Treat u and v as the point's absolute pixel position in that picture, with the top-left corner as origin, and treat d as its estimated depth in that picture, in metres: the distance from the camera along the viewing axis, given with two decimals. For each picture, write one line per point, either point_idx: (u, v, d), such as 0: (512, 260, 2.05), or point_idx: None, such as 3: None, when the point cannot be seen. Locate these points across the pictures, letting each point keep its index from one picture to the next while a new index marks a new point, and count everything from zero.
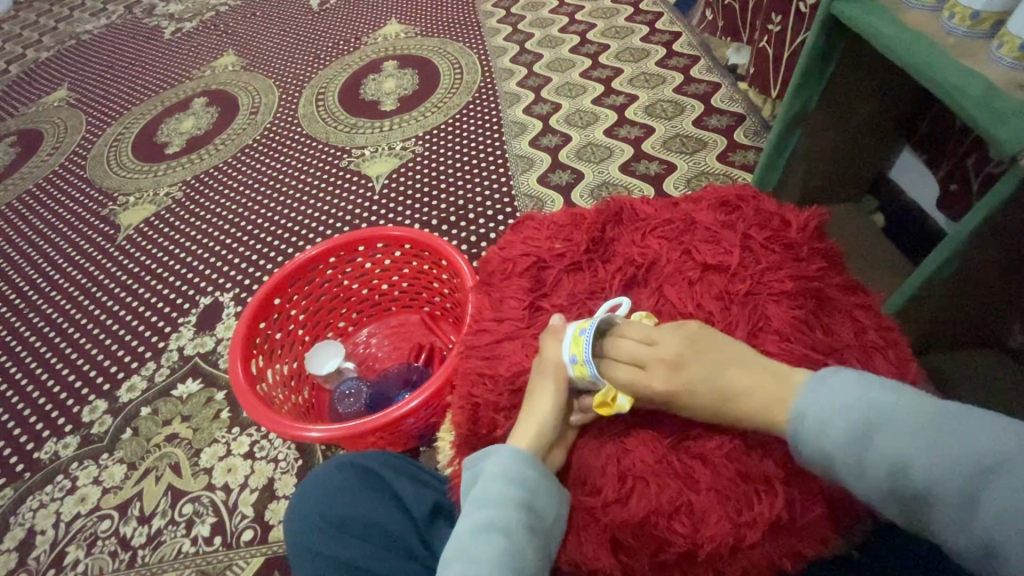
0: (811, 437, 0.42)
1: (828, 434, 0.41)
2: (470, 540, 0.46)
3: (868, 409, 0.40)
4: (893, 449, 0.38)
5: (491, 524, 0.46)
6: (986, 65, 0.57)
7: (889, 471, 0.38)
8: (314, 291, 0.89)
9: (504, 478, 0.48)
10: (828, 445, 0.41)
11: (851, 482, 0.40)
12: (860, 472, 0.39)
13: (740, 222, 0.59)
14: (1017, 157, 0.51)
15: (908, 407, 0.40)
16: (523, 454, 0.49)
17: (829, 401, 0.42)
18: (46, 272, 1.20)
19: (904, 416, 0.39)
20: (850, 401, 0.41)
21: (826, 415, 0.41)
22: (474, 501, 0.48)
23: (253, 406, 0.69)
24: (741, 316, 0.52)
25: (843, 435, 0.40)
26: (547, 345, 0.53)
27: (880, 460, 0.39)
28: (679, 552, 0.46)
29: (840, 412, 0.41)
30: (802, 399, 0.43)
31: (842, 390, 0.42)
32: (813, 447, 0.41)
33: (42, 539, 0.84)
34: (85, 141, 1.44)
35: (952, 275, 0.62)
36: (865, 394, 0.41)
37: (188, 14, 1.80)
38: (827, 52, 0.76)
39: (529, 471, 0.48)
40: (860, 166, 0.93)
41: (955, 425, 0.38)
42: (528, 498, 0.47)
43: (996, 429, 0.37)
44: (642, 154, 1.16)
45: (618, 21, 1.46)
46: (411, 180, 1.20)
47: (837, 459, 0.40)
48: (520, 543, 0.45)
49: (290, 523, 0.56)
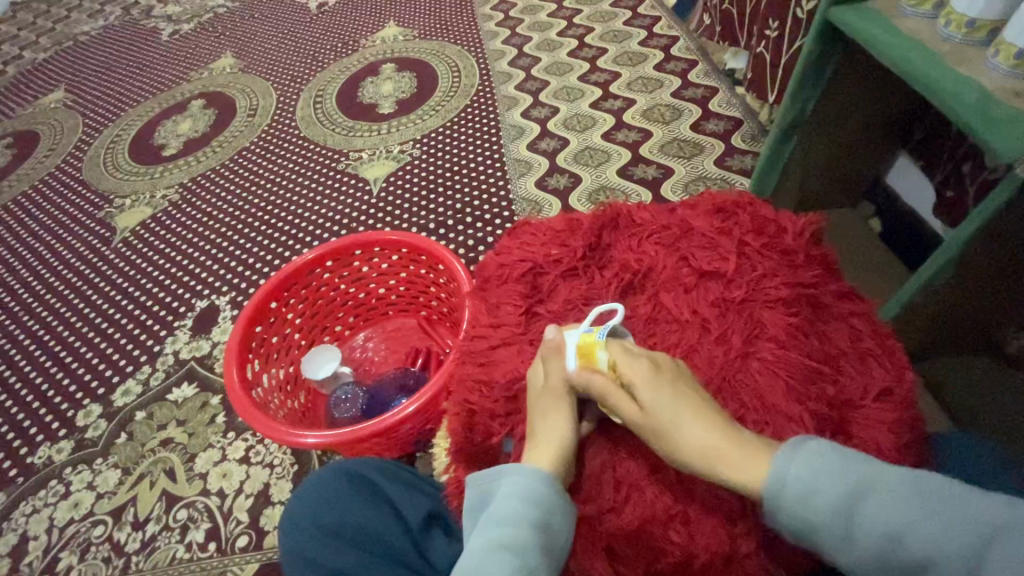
0: (796, 504, 0.41)
1: (816, 503, 0.41)
2: (481, 559, 0.45)
3: (855, 477, 0.41)
4: (884, 519, 0.40)
5: (505, 543, 0.45)
6: (983, 72, 0.57)
7: (881, 543, 0.39)
8: (311, 295, 0.89)
9: (520, 496, 0.47)
10: (815, 514, 0.41)
11: (838, 551, 0.41)
12: (849, 544, 0.40)
13: (736, 228, 0.59)
14: (1012, 165, 0.51)
15: (892, 474, 0.41)
16: (541, 474, 0.47)
17: (812, 464, 0.42)
18: (41, 274, 1.19)
19: (891, 486, 0.41)
20: (835, 466, 0.42)
21: (812, 481, 0.42)
22: (488, 519, 0.47)
23: (248, 411, 0.69)
24: (737, 323, 0.52)
25: (831, 505, 0.41)
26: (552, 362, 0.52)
27: (872, 532, 0.40)
28: (673, 561, 0.46)
29: (827, 478, 0.42)
30: (779, 462, 0.43)
31: (824, 453, 0.43)
32: (799, 516, 0.41)
33: (36, 544, 0.84)
34: (82, 143, 1.44)
35: (948, 282, 0.62)
36: (846, 463, 0.42)
37: (186, 16, 1.80)
38: (825, 59, 0.76)
39: (545, 490, 0.46)
40: (858, 172, 0.93)
41: (940, 493, 0.39)
42: (544, 516, 0.46)
43: (983, 502, 0.39)
44: (639, 158, 1.16)
45: (616, 24, 1.47)
46: (408, 183, 1.20)
47: (824, 529, 0.41)
48: (534, 564, 0.44)
49: (285, 527, 0.56)
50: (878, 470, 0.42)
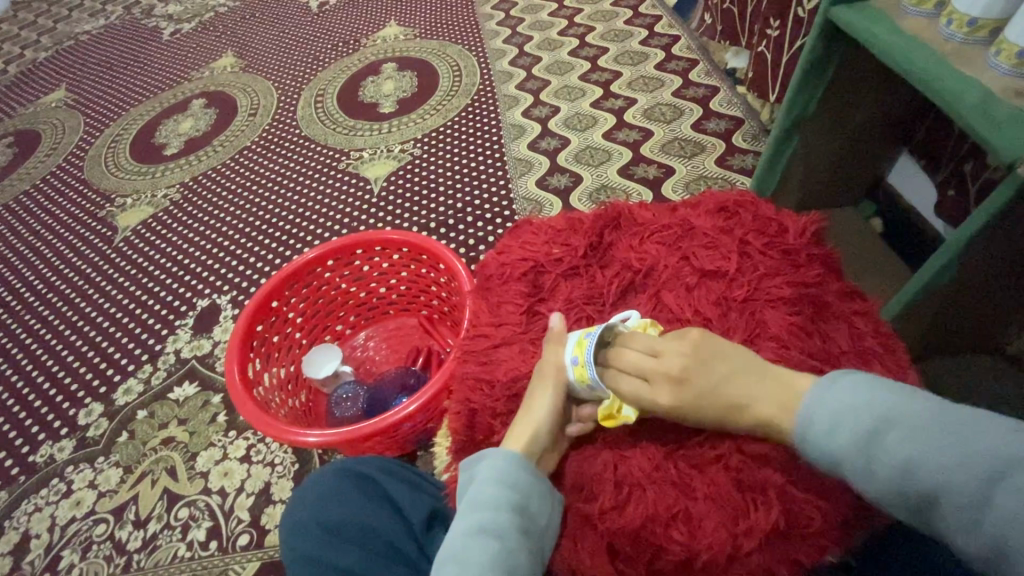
0: (819, 437, 0.42)
1: (837, 435, 0.41)
2: (460, 542, 0.45)
3: (879, 410, 0.40)
4: (901, 449, 0.38)
5: (483, 527, 0.46)
6: (983, 72, 0.57)
7: (896, 474, 0.38)
8: (312, 294, 0.89)
9: (495, 480, 0.48)
10: (834, 446, 0.41)
11: (859, 482, 0.40)
12: (869, 476, 0.39)
13: (738, 227, 0.59)
14: (1014, 164, 0.51)
15: (921, 407, 0.40)
16: (519, 459, 0.49)
17: (836, 400, 0.42)
18: (42, 273, 1.19)
19: (912, 419, 0.39)
20: (862, 401, 0.41)
21: (835, 415, 0.41)
22: (465, 503, 0.48)
23: (249, 410, 0.69)
24: (739, 322, 0.52)
25: (850, 440, 0.40)
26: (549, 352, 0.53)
27: (887, 463, 0.38)
28: (675, 560, 0.45)
29: (849, 411, 0.41)
30: (808, 407, 0.43)
31: (853, 390, 0.42)
32: (822, 449, 0.41)
33: (38, 542, 0.84)
34: (83, 142, 1.44)
35: (950, 282, 0.62)
36: (869, 398, 0.41)
37: (187, 16, 1.80)
38: (826, 58, 0.76)
39: (521, 474, 0.48)
40: (859, 170, 0.93)
41: (968, 426, 0.37)
42: (521, 499, 0.47)
43: (1007, 433, 0.36)
44: (640, 157, 1.16)
45: (617, 23, 1.47)
46: (409, 182, 1.20)
47: (844, 461, 0.40)
48: (512, 546, 0.45)
49: (288, 528, 0.56)
50: (906, 402, 0.40)
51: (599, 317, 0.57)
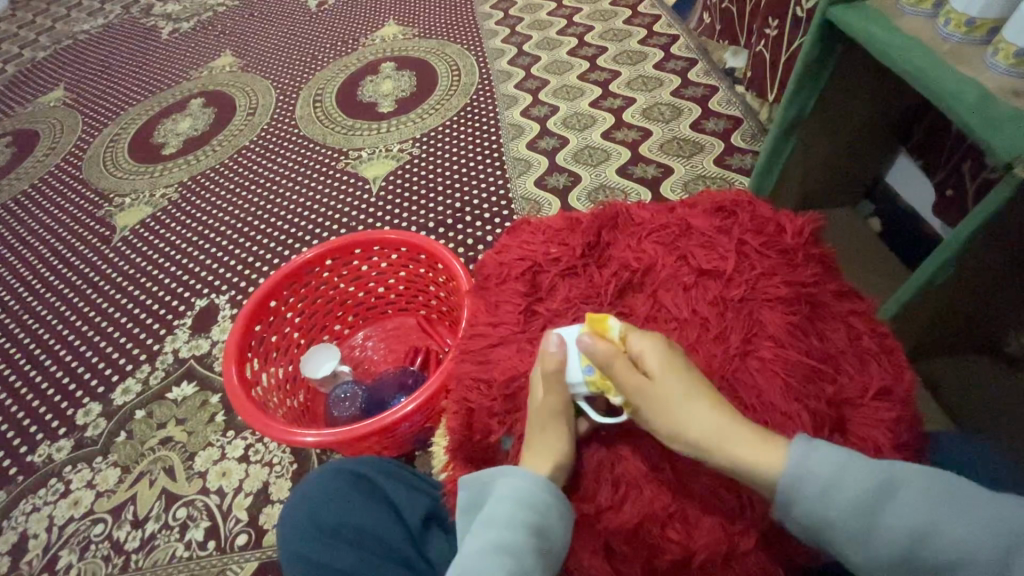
0: (816, 498, 0.41)
1: (839, 498, 0.41)
2: (478, 560, 0.45)
3: (878, 474, 0.41)
4: (909, 515, 0.40)
5: (501, 546, 0.45)
6: (981, 72, 0.57)
7: (902, 543, 0.40)
8: (310, 294, 0.89)
9: (516, 500, 0.47)
10: (836, 509, 0.41)
11: (856, 550, 0.41)
12: (871, 540, 0.40)
13: (736, 227, 0.59)
14: (1011, 164, 0.51)
15: (912, 471, 0.42)
16: (540, 480, 0.47)
17: (827, 464, 0.42)
18: (40, 273, 1.19)
19: (909, 487, 0.41)
20: (858, 463, 0.42)
21: (835, 477, 0.41)
22: (486, 521, 0.48)
23: (246, 410, 0.69)
24: (735, 322, 0.52)
25: (850, 507, 0.41)
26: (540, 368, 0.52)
27: (895, 531, 0.40)
28: (670, 560, 0.46)
29: (849, 472, 0.42)
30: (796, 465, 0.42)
31: (838, 454, 0.42)
32: (818, 511, 0.41)
33: (36, 542, 0.84)
34: (81, 141, 1.44)
35: (948, 281, 0.62)
36: (860, 464, 0.42)
37: (186, 15, 1.79)
38: (824, 58, 0.76)
39: (542, 494, 0.46)
40: (858, 170, 0.93)
41: (967, 493, 0.40)
42: (540, 518, 0.46)
43: (999, 503, 0.39)
44: (639, 157, 1.16)
45: (616, 23, 1.47)
46: (407, 182, 1.20)
47: (845, 524, 0.41)
48: (528, 564, 0.44)
49: (284, 519, 0.57)
50: (900, 465, 0.42)
51: (597, 316, 0.57)
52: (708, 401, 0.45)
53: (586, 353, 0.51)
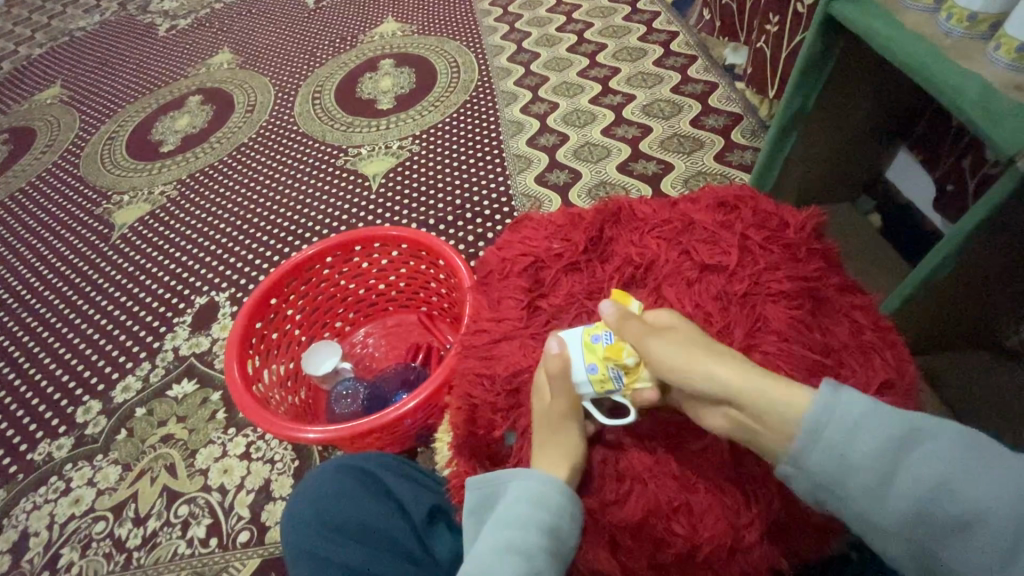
0: (834, 445, 0.40)
1: (859, 446, 0.40)
2: (488, 559, 0.44)
3: (903, 423, 0.40)
4: (930, 469, 0.38)
5: (513, 546, 0.44)
6: (983, 66, 0.57)
7: (922, 495, 0.38)
8: (311, 291, 0.89)
9: (529, 500, 0.47)
10: (854, 457, 0.40)
11: (871, 502, 0.39)
12: (886, 496, 0.39)
13: (739, 222, 0.59)
14: (1014, 158, 0.51)
15: (940, 426, 0.40)
16: (554, 479, 0.47)
17: (850, 410, 0.41)
18: (39, 271, 1.19)
19: (933, 441, 0.39)
20: (884, 413, 0.40)
21: (858, 424, 0.40)
22: (498, 523, 0.47)
23: (248, 406, 0.69)
24: (739, 316, 0.52)
25: (871, 454, 0.39)
26: (559, 383, 0.49)
27: (913, 481, 0.38)
28: (676, 554, 0.46)
29: (873, 420, 0.40)
30: (820, 405, 0.41)
31: (864, 402, 0.41)
32: (835, 460, 0.40)
33: (37, 540, 0.84)
34: (79, 139, 1.43)
35: (948, 276, 0.62)
36: (887, 415, 0.40)
37: (183, 12, 1.79)
38: (826, 53, 0.76)
39: (554, 494, 0.46)
40: (857, 166, 0.93)
41: (993, 451, 0.38)
42: (551, 518, 0.45)
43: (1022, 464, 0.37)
44: (639, 153, 1.16)
45: (615, 19, 1.46)
46: (408, 179, 1.19)
47: (861, 475, 0.39)
48: (541, 565, 0.43)
49: (286, 527, 0.56)
50: (930, 419, 0.40)
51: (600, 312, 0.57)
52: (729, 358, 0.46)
53: (588, 349, 0.49)
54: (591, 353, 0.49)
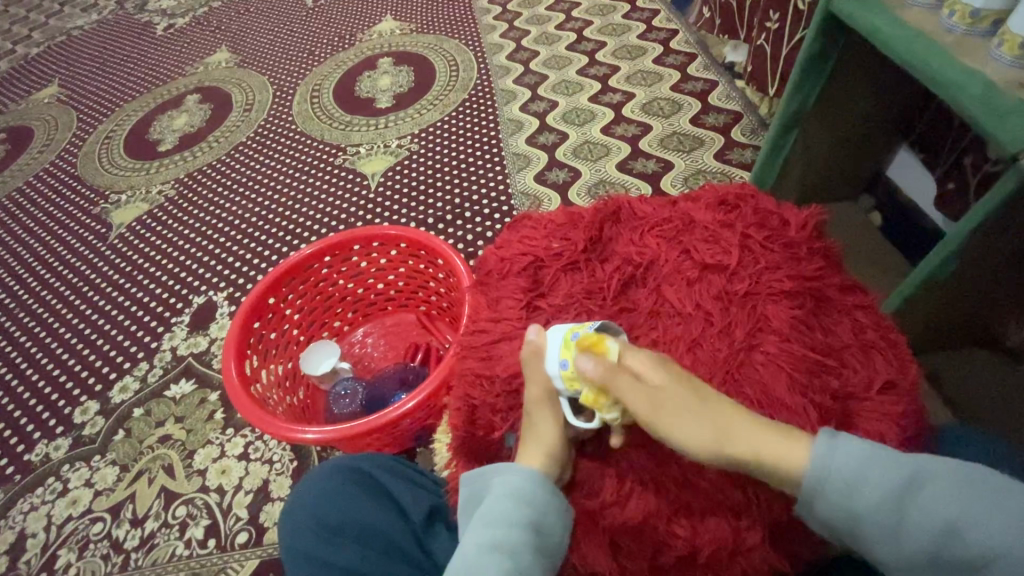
0: (841, 497, 0.41)
1: (865, 496, 0.40)
2: (472, 559, 0.45)
3: (904, 467, 0.40)
4: (937, 512, 0.39)
5: (497, 546, 0.45)
6: (986, 63, 0.57)
7: (933, 537, 0.39)
8: (310, 290, 0.88)
9: (513, 497, 0.47)
10: (861, 507, 0.40)
11: (884, 545, 0.40)
12: (898, 539, 0.40)
13: (739, 221, 0.59)
14: (1018, 156, 0.51)
15: (940, 465, 0.41)
16: (533, 476, 0.47)
17: (852, 456, 0.41)
18: (36, 271, 1.18)
19: (936, 480, 0.40)
20: (883, 458, 0.41)
21: (861, 474, 0.41)
22: (483, 518, 0.47)
23: (246, 407, 0.68)
24: (740, 316, 0.52)
25: (878, 500, 0.40)
26: (532, 366, 0.50)
27: (923, 524, 0.39)
28: (676, 556, 0.45)
29: (875, 468, 0.41)
30: (822, 456, 0.41)
31: (863, 446, 0.42)
32: (844, 511, 0.41)
33: (34, 541, 0.83)
34: (77, 138, 1.43)
35: (950, 275, 0.62)
36: (887, 458, 0.41)
37: (181, 10, 1.78)
38: (826, 51, 0.75)
39: (537, 490, 0.46)
40: (858, 164, 0.93)
41: (994, 484, 0.39)
42: (536, 518, 0.46)
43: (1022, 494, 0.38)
44: (639, 152, 1.16)
45: (615, 17, 1.46)
46: (406, 178, 1.19)
47: (872, 523, 0.40)
48: (526, 564, 0.44)
49: (284, 526, 0.55)
50: (930, 458, 0.41)
51: (600, 311, 0.56)
52: (722, 417, 0.44)
53: (566, 346, 0.49)
54: (568, 349, 0.49)
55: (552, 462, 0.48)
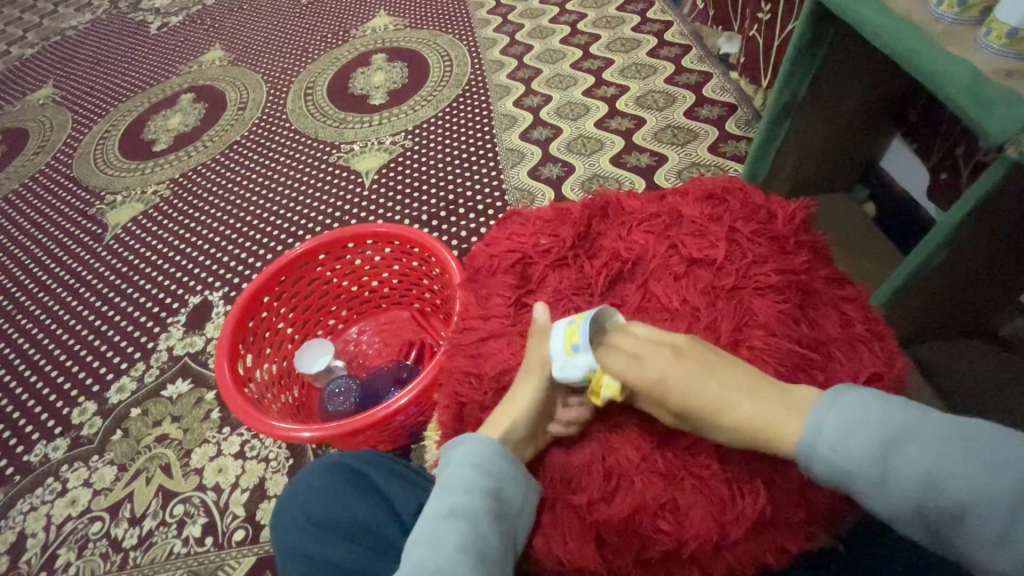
0: (827, 449, 0.39)
1: (848, 447, 0.38)
2: (431, 524, 0.46)
3: (893, 419, 0.38)
4: (921, 461, 0.36)
5: (456, 510, 0.46)
6: (973, 52, 0.56)
7: (918, 488, 0.36)
8: (303, 289, 0.88)
9: (472, 466, 0.49)
10: (845, 460, 0.38)
11: (873, 498, 0.38)
12: (883, 491, 0.37)
13: (727, 215, 0.59)
14: (1004, 146, 0.51)
15: (930, 417, 0.38)
16: (491, 442, 0.50)
17: (841, 411, 0.40)
18: (34, 273, 1.19)
19: (927, 432, 0.37)
20: (872, 409, 0.39)
21: (849, 425, 0.39)
22: (443, 486, 0.49)
23: (240, 406, 0.69)
24: (727, 311, 0.52)
25: (862, 451, 0.38)
26: (535, 343, 0.54)
27: (906, 476, 0.36)
28: (663, 550, 0.46)
29: (861, 421, 0.39)
30: (816, 414, 0.40)
31: (854, 402, 0.40)
32: (829, 465, 0.39)
33: (34, 541, 0.84)
34: (73, 140, 1.43)
35: (939, 267, 0.62)
36: (878, 410, 0.39)
37: (175, 8, 1.78)
38: (816, 42, 0.75)
39: (495, 457, 0.49)
40: (851, 155, 0.92)
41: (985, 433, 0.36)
42: (495, 485, 0.48)
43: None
44: (633, 146, 1.16)
45: (609, 10, 1.45)
46: (400, 174, 1.19)
47: (858, 476, 0.38)
48: (485, 529, 0.45)
49: (276, 525, 0.56)
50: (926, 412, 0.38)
51: (587, 308, 0.56)
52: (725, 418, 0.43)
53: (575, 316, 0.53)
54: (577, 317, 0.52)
55: (516, 431, 0.51)
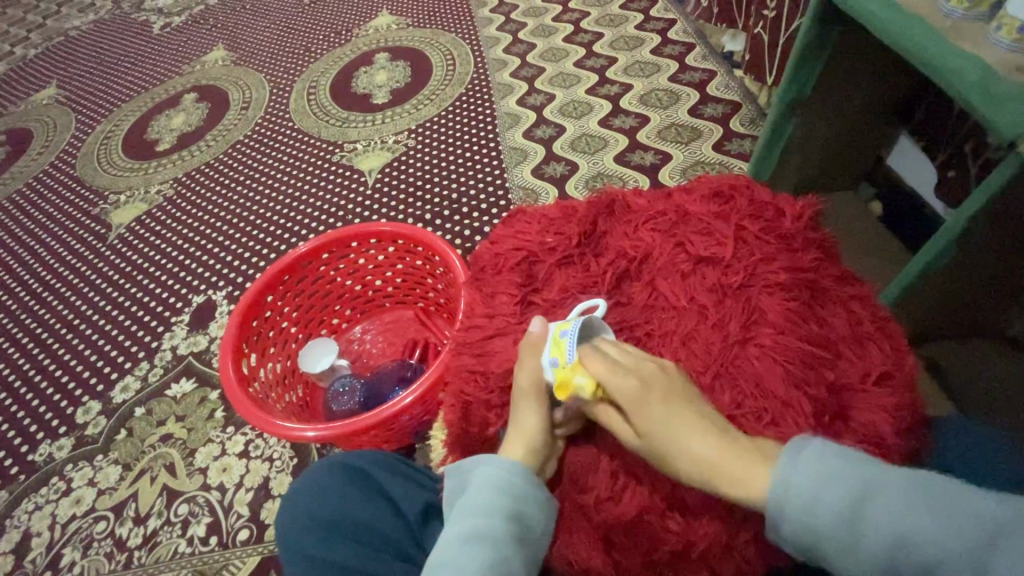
0: (799, 512, 0.40)
1: (822, 510, 0.39)
2: (454, 547, 0.47)
3: (860, 480, 0.39)
4: (892, 523, 0.38)
5: (480, 534, 0.46)
6: (984, 47, 0.56)
7: (890, 547, 0.38)
8: (306, 289, 0.88)
9: (495, 488, 0.49)
10: (820, 523, 0.39)
11: (842, 559, 0.39)
12: (853, 552, 0.39)
13: (734, 213, 0.58)
14: (1015, 143, 0.50)
15: (890, 473, 0.40)
16: (512, 465, 0.49)
17: (808, 469, 0.40)
18: (37, 272, 1.19)
19: (892, 491, 0.39)
20: (838, 468, 0.40)
21: (818, 485, 0.40)
22: (466, 509, 0.49)
23: (243, 405, 0.68)
24: (735, 309, 0.51)
25: (834, 514, 0.39)
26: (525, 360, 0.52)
27: (879, 535, 0.38)
28: (671, 550, 0.45)
29: (831, 481, 0.40)
30: (784, 471, 0.41)
31: (820, 460, 0.41)
32: (803, 528, 0.40)
33: (39, 541, 0.84)
34: (76, 140, 1.43)
35: (949, 264, 0.61)
36: (842, 468, 0.40)
37: (178, 9, 1.78)
38: (823, 39, 0.74)
39: (516, 479, 0.48)
40: (856, 153, 0.92)
41: (944, 491, 0.39)
42: (517, 506, 0.47)
43: (980, 499, 0.38)
44: (637, 144, 1.15)
45: (612, 8, 1.45)
46: (403, 173, 1.19)
47: (829, 539, 0.39)
48: (507, 552, 0.45)
49: (281, 523, 0.56)
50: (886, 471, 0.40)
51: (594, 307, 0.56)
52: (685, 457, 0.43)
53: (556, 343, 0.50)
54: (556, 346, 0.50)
55: (536, 453, 0.50)
